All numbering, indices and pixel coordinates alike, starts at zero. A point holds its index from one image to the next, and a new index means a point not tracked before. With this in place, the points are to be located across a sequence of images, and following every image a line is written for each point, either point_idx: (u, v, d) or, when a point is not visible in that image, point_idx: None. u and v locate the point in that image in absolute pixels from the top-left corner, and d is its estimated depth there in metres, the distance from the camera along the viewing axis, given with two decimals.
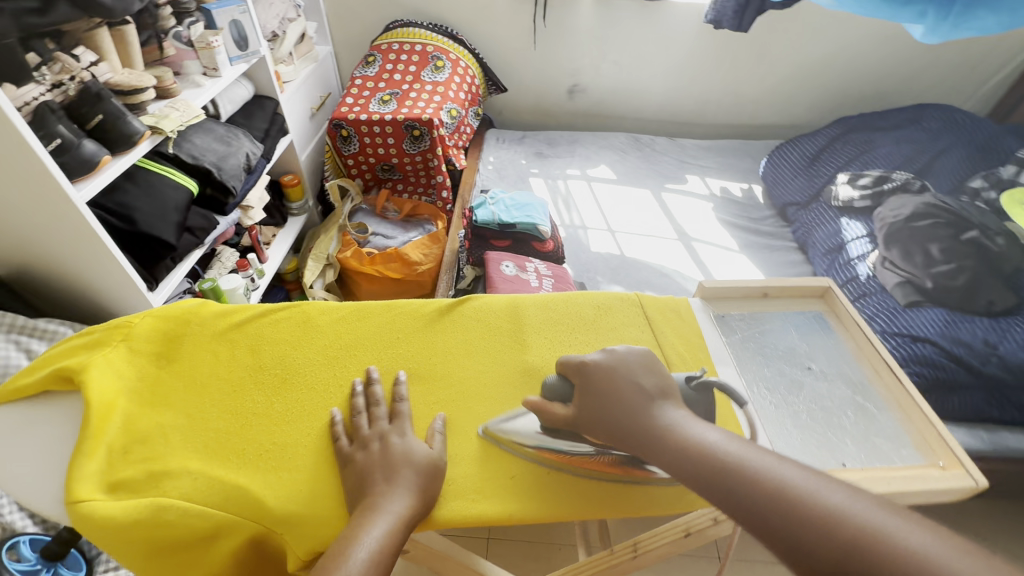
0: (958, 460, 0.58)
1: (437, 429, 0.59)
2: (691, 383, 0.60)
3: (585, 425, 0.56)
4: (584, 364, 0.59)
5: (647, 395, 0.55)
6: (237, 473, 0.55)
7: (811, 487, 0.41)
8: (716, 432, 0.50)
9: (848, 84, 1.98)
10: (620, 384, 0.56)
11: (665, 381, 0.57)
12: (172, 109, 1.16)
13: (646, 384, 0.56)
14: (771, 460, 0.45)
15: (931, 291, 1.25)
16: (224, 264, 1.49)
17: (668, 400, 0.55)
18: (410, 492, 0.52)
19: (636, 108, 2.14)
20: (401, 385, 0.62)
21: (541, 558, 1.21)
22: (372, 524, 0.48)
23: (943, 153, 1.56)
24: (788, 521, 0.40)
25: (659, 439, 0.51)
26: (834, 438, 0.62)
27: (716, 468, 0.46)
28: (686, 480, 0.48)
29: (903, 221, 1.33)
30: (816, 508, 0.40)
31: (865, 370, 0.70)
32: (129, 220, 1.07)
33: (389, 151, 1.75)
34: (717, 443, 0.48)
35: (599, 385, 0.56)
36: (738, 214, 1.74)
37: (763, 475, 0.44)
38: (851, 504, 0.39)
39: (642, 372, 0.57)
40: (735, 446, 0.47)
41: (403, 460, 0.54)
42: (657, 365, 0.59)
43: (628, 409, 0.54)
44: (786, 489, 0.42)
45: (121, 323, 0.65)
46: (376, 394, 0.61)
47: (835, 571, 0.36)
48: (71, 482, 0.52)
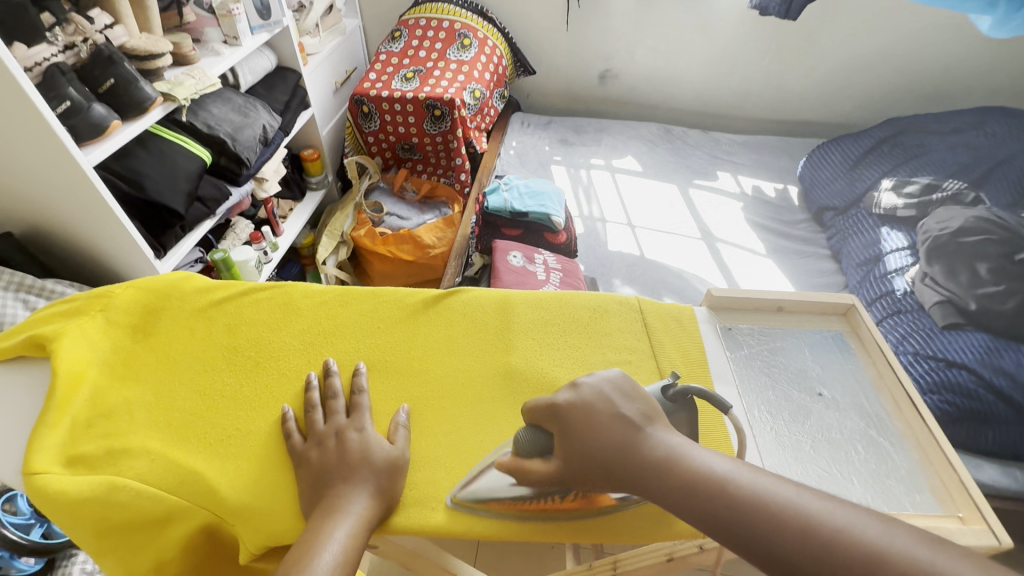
0: (979, 514, 0.52)
1: (401, 422, 0.56)
2: (668, 393, 0.54)
3: (573, 476, 0.48)
4: (555, 407, 0.50)
5: (633, 425, 0.48)
6: (196, 457, 0.53)
7: (848, 523, 0.37)
8: (720, 459, 0.44)
9: (905, 82, 1.83)
10: (603, 424, 0.48)
11: (648, 404, 0.50)
12: (188, 76, 1.15)
13: (630, 415, 0.48)
14: (793, 491, 0.40)
15: (975, 313, 1.15)
16: (238, 236, 1.49)
17: (656, 426, 0.48)
18: (370, 492, 0.50)
19: (671, 97, 2.03)
20: (360, 376, 0.60)
21: (530, 555, 1.20)
22: (327, 529, 0.46)
23: (1004, 162, 1.43)
24: (835, 569, 0.35)
25: (662, 476, 0.44)
26: (839, 474, 0.57)
27: (734, 505, 0.41)
28: (700, 524, 0.42)
29: (949, 234, 1.23)
30: (856, 548, 0.35)
31: (884, 402, 0.63)
32: (139, 186, 1.07)
33: (409, 130, 1.71)
34: (727, 473, 0.43)
35: (579, 427, 0.48)
36: (769, 216, 1.64)
37: (789, 509, 0.39)
38: (895, 540, 0.35)
39: (620, 400, 0.49)
40: (746, 474, 0.42)
41: (362, 460, 0.51)
42: (638, 388, 0.52)
43: (617, 449, 0.46)
44: (819, 526, 0.37)
45: (101, 292, 0.64)
46: (335, 386, 0.58)
47: None
48: (30, 452, 0.51)
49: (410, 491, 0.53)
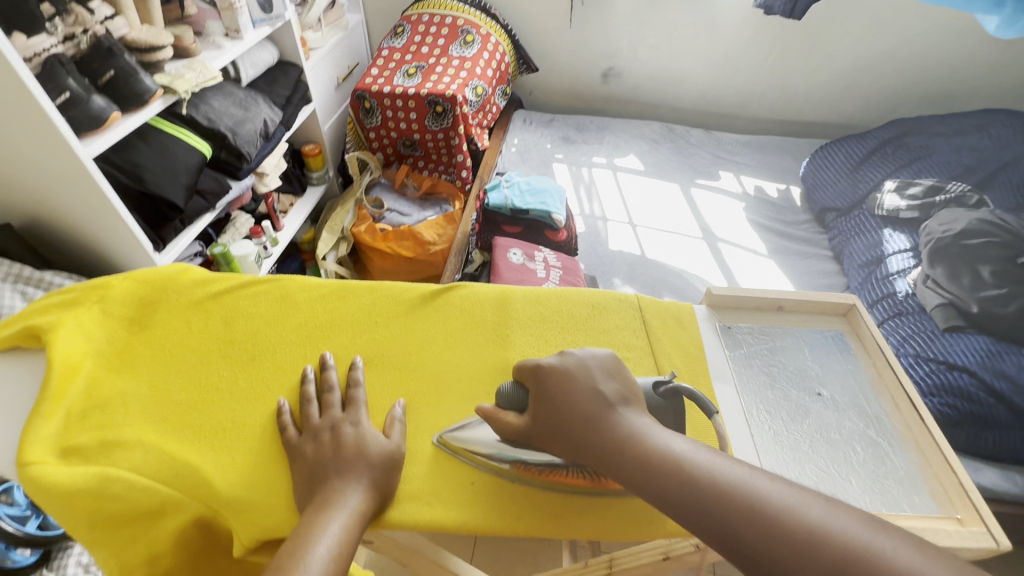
0: (978, 516, 0.51)
1: (397, 416, 0.56)
2: (658, 389, 0.55)
3: (541, 436, 0.50)
4: (539, 368, 0.52)
5: (606, 402, 0.49)
6: (191, 450, 0.53)
7: (791, 504, 0.38)
8: (682, 441, 0.45)
9: (909, 82, 1.82)
10: (579, 393, 0.49)
11: (628, 385, 0.51)
12: (188, 69, 1.14)
13: (607, 391, 0.49)
14: (745, 472, 0.41)
15: (976, 317, 1.14)
16: (239, 230, 1.49)
17: (630, 407, 0.49)
18: (365, 487, 0.49)
19: (674, 96, 2.02)
20: (357, 370, 0.59)
21: (527, 553, 1.20)
22: (322, 526, 0.45)
23: (1008, 165, 1.42)
24: (770, 546, 0.37)
25: (621, 451, 0.45)
26: (837, 475, 0.56)
27: (683, 481, 0.42)
28: (651, 494, 0.43)
29: (953, 236, 1.22)
30: (797, 527, 0.37)
31: (883, 403, 0.63)
32: (139, 179, 1.07)
33: (410, 126, 1.71)
34: (684, 453, 0.44)
35: (555, 392, 0.50)
36: (771, 216, 1.64)
37: (737, 488, 0.40)
38: (833, 520, 0.37)
39: (601, 376, 0.51)
40: (703, 455, 0.43)
41: (357, 455, 0.51)
42: (622, 369, 0.52)
43: (585, 419, 0.47)
44: (762, 505, 0.38)
45: (98, 284, 0.64)
46: (330, 379, 0.58)
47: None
48: (24, 443, 0.51)
49: (406, 487, 0.53)
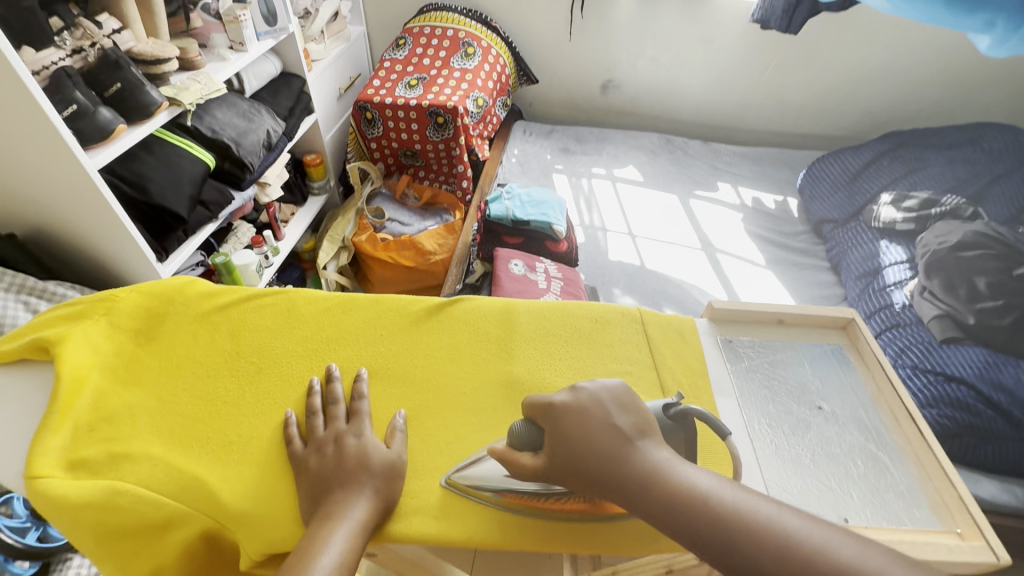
0: (978, 530, 0.52)
1: (397, 427, 0.57)
2: (668, 412, 0.54)
3: (558, 475, 0.49)
4: (551, 406, 0.51)
5: (623, 438, 0.48)
6: (198, 463, 0.53)
7: (823, 543, 0.38)
8: (704, 475, 0.45)
9: (904, 96, 1.84)
10: (594, 429, 0.48)
11: (641, 417, 0.50)
12: (193, 81, 1.16)
13: (623, 426, 0.49)
14: (771, 507, 0.41)
15: (973, 328, 1.15)
16: (240, 240, 1.49)
17: (648, 440, 0.48)
18: (371, 499, 0.50)
19: (672, 107, 2.05)
20: (361, 382, 0.60)
21: (527, 564, 1.20)
22: (328, 539, 0.45)
23: (1002, 177, 1.44)
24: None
25: (647, 490, 0.45)
26: (838, 488, 0.57)
27: (711, 519, 0.42)
28: (682, 535, 0.43)
29: (949, 248, 1.23)
30: (830, 564, 0.37)
31: (883, 417, 0.63)
32: (143, 189, 1.07)
33: (412, 136, 1.72)
34: (709, 488, 0.44)
35: (570, 429, 0.49)
36: (769, 227, 1.65)
37: (767, 526, 0.40)
38: (868, 559, 0.37)
39: (615, 411, 0.50)
40: (728, 491, 0.43)
41: (362, 467, 0.52)
42: (635, 400, 0.52)
43: (604, 458, 0.47)
44: (794, 544, 0.39)
45: (105, 296, 0.65)
46: (335, 392, 0.58)
47: None
48: (31, 456, 0.51)
49: (411, 500, 0.53)
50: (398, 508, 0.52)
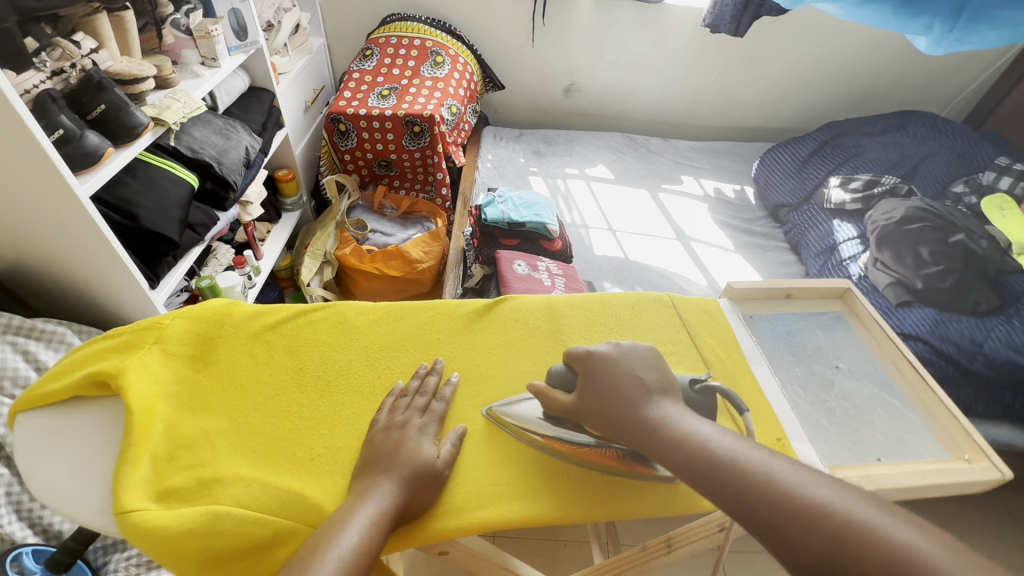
0: (982, 453, 0.62)
1: (451, 437, 0.58)
2: (694, 386, 0.61)
3: (583, 412, 0.57)
4: (588, 355, 0.60)
5: (645, 389, 0.56)
6: (291, 479, 0.53)
7: (799, 484, 0.43)
8: (709, 426, 0.51)
9: (835, 89, 2.05)
10: (622, 379, 0.57)
11: (665, 376, 0.58)
12: (172, 100, 1.11)
13: (646, 379, 0.57)
14: (763, 456, 0.47)
15: (921, 291, 1.31)
16: (220, 261, 1.43)
17: (665, 396, 0.56)
18: (400, 482, 0.52)
19: (630, 108, 2.16)
20: (449, 386, 0.63)
21: (550, 554, 1.23)
22: (351, 517, 0.48)
23: (927, 158, 1.65)
24: (778, 515, 0.42)
25: (655, 433, 0.52)
26: (867, 434, 0.65)
27: (706, 459, 0.48)
28: (676, 468, 0.50)
29: (895, 224, 1.40)
30: (805, 500, 0.42)
31: (888, 369, 0.73)
32: (132, 216, 1.02)
33: (388, 147, 1.71)
34: (710, 437, 0.50)
35: (601, 374, 0.58)
36: (732, 215, 1.79)
37: (754, 469, 0.46)
38: (839, 498, 0.41)
39: (642, 367, 0.59)
40: (727, 441, 0.49)
41: (420, 460, 0.54)
42: (660, 361, 0.60)
43: (625, 399, 0.55)
44: (775, 485, 0.44)
45: (152, 324, 0.63)
46: (428, 384, 0.62)
47: (827, 550, 0.39)
48: (117, 492, 0.50)
49: (502, 485, 0.56)
50: (493, 495, 0.55)
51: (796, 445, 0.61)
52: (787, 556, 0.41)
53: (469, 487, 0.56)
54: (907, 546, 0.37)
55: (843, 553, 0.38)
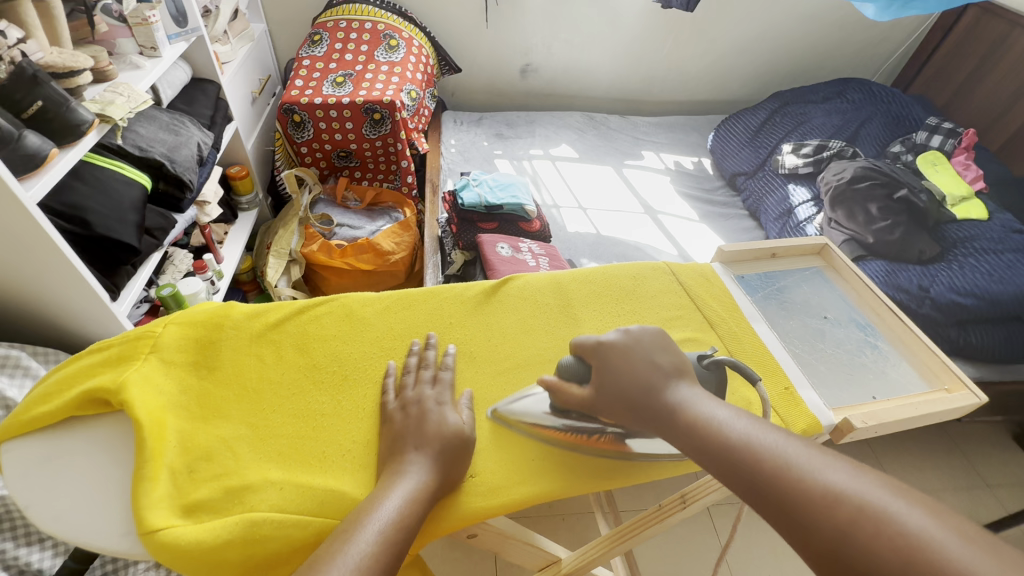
0: (961, 382, 0.68)
1: (466, 403, 0.58)
2: (703, 362, 0.61)
3: (604, 408, 0.55)
4: (600, 346, 0.58)
5: (663, 373, 0.55)
6: (326, 477, 0.52)
7: (814, 469, 0.41)
8: (725, 410, 0.50)
9: (776, 60, 2.16)
10: (637, 362, 0.56)
11: (677, 357, 0.57)
12: (114, 94, 1.01)
13: (664, 362, 0.56)
14: (779, 439, 0.45)
15: (873, 245, 1.40)
16: (178, 267, 1.34)
17: (682, 376, 0.55)
18: (435, 457, 0.51)
19: (586, 87, 2.18)
20: (450, 355, 0.62)
21: (553, 527, 1.26)
22: (390, 492, 0.47)
23: (865, 122, 1.79)
24: (791, 501, 0.40)
25: (672, 417, 0.51)
26: (860, 377, 0.70)
27: (721, 443, 0.47)
28: (693, 453, 0.48)
29: (846, 183, 1.50)
30: (818, 486, 0.40)
31: (868, 316, 0.78)
32: (84, 222, 0.94)
33: (347, 136, 1.64)
34: (726, 421, 0.49)
35: (615, 360, 0.56)
36: (692, 186, 1.85)
37: (769, 453, 0.44)
38: (855, 484, 0.39)
39: (656, 351, 0.57)
40: (743, 425, 0.47)
41: (447, 431, 0.53)
42: (669, 343, 0.59)
43: (644, 384, 0.54)
44: (790, 468, 0.42)
45: (143, 333, 0.59)
46: (428, 357, 0.61)
47: (839, 541, 0.37)
48: (139, 512, 0.47)
49: (540, 459, 0.56)
50: (531, 471, 0.55)
51: (800, 391, 0.65)
52: (802, 543, 0.39)
53: (506, 465, 0.55)
54: (926, 537, 0.35)
55: (855, 542, 0.36)
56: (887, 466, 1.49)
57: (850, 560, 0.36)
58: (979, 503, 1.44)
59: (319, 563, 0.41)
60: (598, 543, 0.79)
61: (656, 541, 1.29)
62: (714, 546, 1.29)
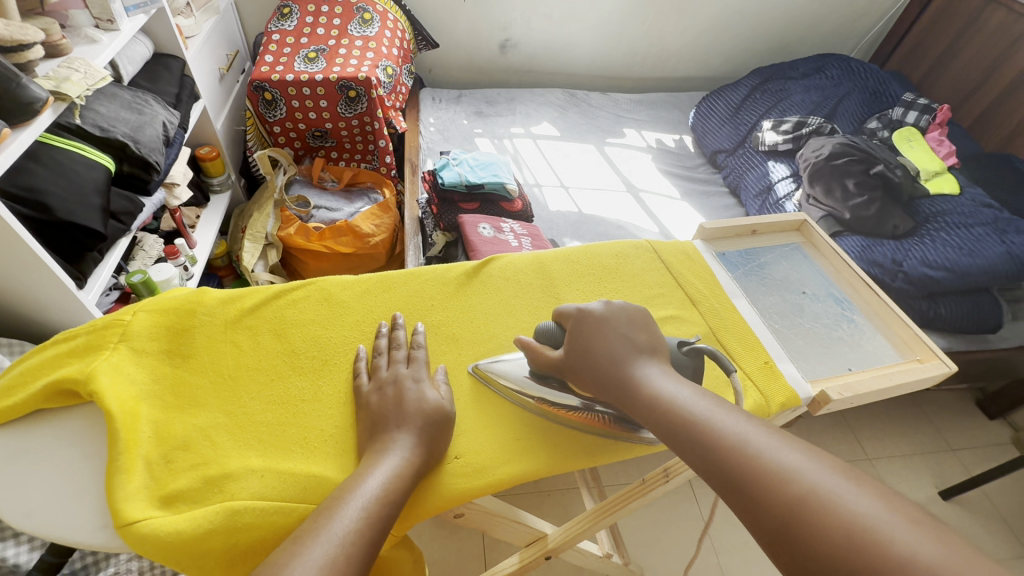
0: (932, 352, 0.69)
1: (441, 378, 0.58)
2: (682, 348, 0.61)
3: (572, 372, 0.56)
4: (581, 314, 0.58)
5: (633, 351, 0.55)
6: (308, 463, 0.51)
7: (768, 449, 0.42)
8: (688, 388, 0.50)
9: (757, 36, 2.15)
10: (608, 340, 0.56)
11: (653, 336, 0.58)
12: (70, 70, 0.95)
13: (634, 341, 0.56)
14: (739, 420, 0.45)
15: (849, 221, 1.43)
16: (148, 253, 1.29)
17: (652, 355, 0.56)
18: (418, 433, 0.51)
19: (567, 63, 2.14)
20: (419, 333, 0.61)
21: (541, 503, 1.28)
22: (373, 469, 0.47)
23: (843, 98, 1.80)
24: (743, 478, 0.41)
25: (635, 393, 0.51)
26: (837, 349, 0.72)
27: (682, 418, 0.47)
28: (653, 428, 0.49)
29: (824, 159, 1.51)
30: (771, 465, 0.40)
31: (845, 290, 0.80)
32: (44, 206, 0.89)
33: (321, 115, 1.59)
34: (687, 399, 0.49)
35: (589, 333, 0.57)
36: (674, 163, 1.84)
37: (728, 431, 0.44)
38: (807, 466, 0.40)
39: (630, 329, 0.57)
40: (703, 404, 0.48)
41: (428, 406, 0.53)
42: (649, 322, 0.59)
43: (613, 360, 0.54)
44: (746, 446, 0.42)
45: (112, 320, 0.56)
46: (398, 337, 0.60)
47: (784, 518, 0.37)
48: (114, 504, 0.45)
49: (525, 438, 0.56)
50: (515, 450, 0.55)
51: (779, 365, 0.67)
52: (749, 518, 0.40)
53: (488, 445, 0.55)
54: (867, 518, 0.35)
55: (799, 520, 0.37)
56: (860, 435, 1.55)
57: (793, 537, 0.37)
58: (944, 467, 1.51)
59: (303, 538, 0.40)
60: (583, 518, 0.80)
61: (639, 513, 1.32)
62: (696, 517, 1.33)
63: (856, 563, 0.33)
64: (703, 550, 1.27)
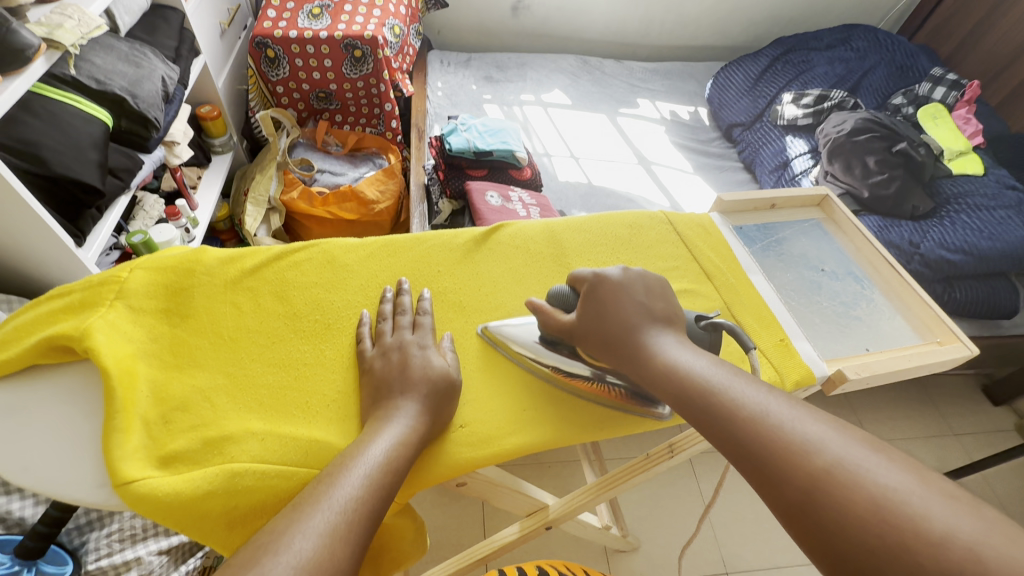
0: (953, 335, 0.67)
1: (447, 346, 0.56)
2: (701, 323, 0.58)
3: (580, 337, 0.54)
4: (597, 279, 0.55)
5: (648, 318, 0.53)
6: (311, 428, 0.50)
7: (790, 420, 0.40)
8: (705, 358, 0.48)
9: (780, 4, 2.06)
10: (623, 305, 0.53)
11: (670, 306, 0.55)
12: (62, 16, 0.91)
13: (649, 308, 0.54)
14: (759, 391, 0.43)
15: (867, 201, 1.38)
16: (149, 214, 1.27)
17: (668, 324, 0.53)
18: (423, 401, 0.50)
19: (581, 29, 2.06)
20: (425, 300, 0.59)
21: (541, 475, 1.29)
22: (377, 436, 0.45)
23: (868, 72, 1.73)
24: (764, 449, 0.39)
25: (649, 361, 0.49)
26: (853, 329, 0.70)
27: (699, 388, 0.45)
28: (668, 397, 0.47)
29: (846, 135, 1.45)
30: (793, 437, 0.39)
31: (865, 268, 0.77)
32: (38, 159, 0.86)
33: (326, 75, 1.53)
34: (705, 368, 0.47)
35: (604, 299, 0.54)
36: (688, 136, 1.79)
37: (747, 403, 0.42)
38: (831, 438, 0.38)
39: (647, 296, 0.55)
40: (722, 373, 0.46)
41: (434, 372, 0.52)
42: (667, 291, 0.57)
43: (626, 326, 0.52)
44: (767, 418, 0.41)
45: (108, 277, 0.54)
46: (404, 303, 0.58)
47: (807, 490, 0.36)
48: (111, 463, 0.44)
49: (530, 408, 0.55)
50: (521, 421, 0.54)
51: (794, 343, 0.64)
52: (767, 490, 0.38)
53: (493, 416, 0.54)
54: (900, 492, 0.33)
55: (821, 492, 0.35)
56: (861, 416, 1.54)
57: (812, 509, 0.35)
58: (945, 450, 1.51)
59: (303, 504, 0.39)
60: (582, 491, 0.79)
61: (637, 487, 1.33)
62: (694, 492, 1.34)
63: (883, 539, 0.32)
64: (700, 524, 1.28)
